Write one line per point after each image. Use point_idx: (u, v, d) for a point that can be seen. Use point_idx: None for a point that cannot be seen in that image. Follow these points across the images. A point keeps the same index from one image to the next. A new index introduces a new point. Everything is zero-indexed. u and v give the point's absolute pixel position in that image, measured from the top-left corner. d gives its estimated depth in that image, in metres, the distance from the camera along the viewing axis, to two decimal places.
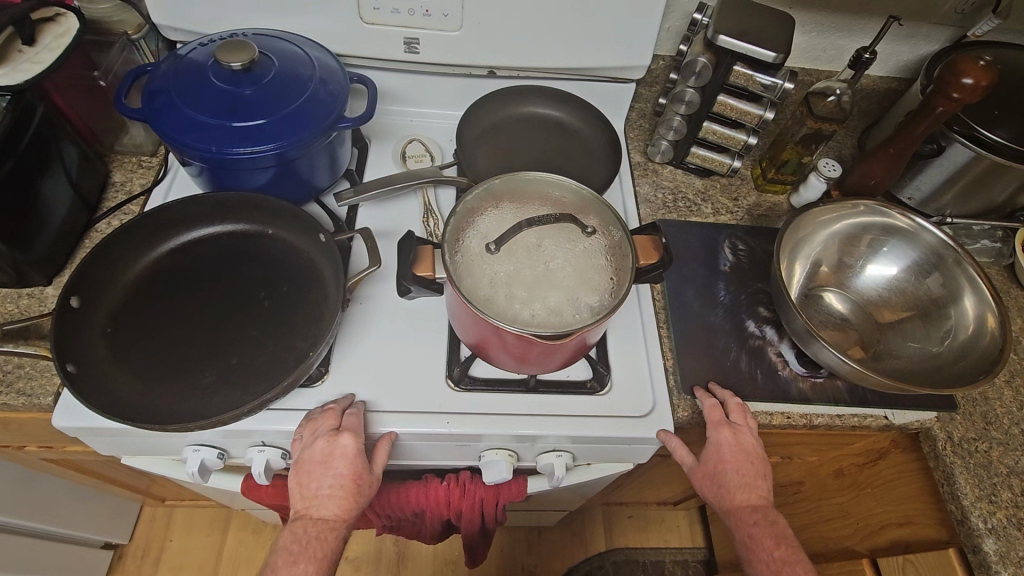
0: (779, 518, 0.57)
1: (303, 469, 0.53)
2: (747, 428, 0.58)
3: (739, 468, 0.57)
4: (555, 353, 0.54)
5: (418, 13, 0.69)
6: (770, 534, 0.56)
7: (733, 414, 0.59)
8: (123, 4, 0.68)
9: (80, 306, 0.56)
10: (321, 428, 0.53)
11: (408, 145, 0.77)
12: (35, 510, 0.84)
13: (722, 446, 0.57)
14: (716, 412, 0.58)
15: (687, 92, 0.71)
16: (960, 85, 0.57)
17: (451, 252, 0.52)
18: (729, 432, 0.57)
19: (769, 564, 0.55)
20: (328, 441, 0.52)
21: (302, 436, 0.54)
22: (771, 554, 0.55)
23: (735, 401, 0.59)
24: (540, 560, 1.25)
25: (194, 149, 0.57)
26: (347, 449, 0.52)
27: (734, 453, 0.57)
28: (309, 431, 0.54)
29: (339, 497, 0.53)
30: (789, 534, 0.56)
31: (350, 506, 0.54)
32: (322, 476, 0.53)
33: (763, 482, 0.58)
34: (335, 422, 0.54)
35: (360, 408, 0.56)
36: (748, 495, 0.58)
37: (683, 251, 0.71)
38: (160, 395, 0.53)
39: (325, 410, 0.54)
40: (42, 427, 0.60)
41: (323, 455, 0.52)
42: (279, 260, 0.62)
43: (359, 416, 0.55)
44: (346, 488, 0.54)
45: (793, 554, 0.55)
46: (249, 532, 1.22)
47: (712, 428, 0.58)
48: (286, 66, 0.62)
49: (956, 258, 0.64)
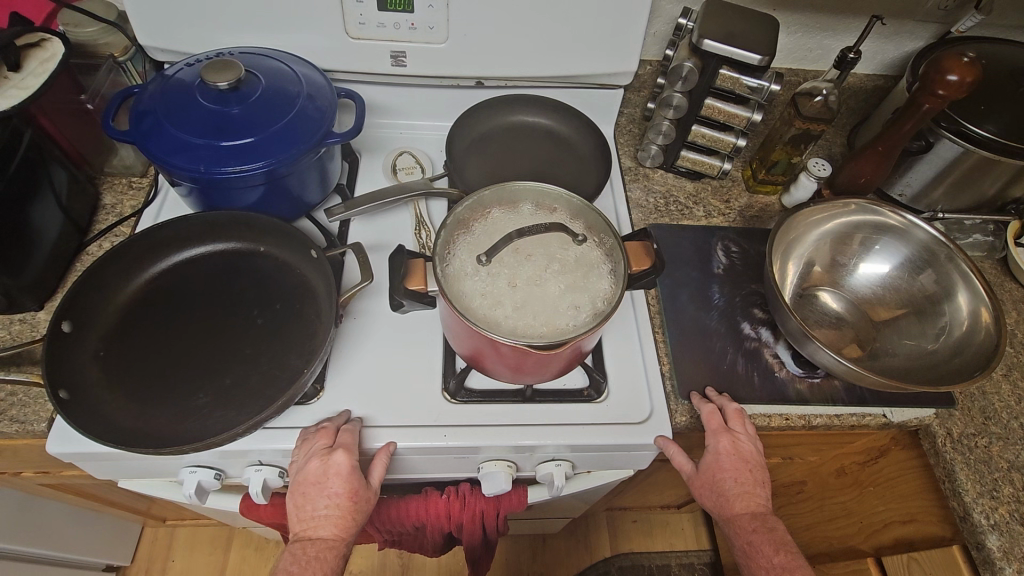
0: (779, 525, 0.57)
1: (299, 491, 0.53)
2: (746, 435, 0.58)
3: (738, 476, 0.57)
4: (550, 363, 0.54)
5: (403, 26, 0.69)
6: (770, 540, 0.55)
7: (733, 423, 0.58)
8: (109, 26, 0.68)
9: (72, 330, 0.55)
10: (315, 447, 0.53)
11: (398, 158, 0.77)
12: (34, 536, 0.84)
13: (720, 454, 0.57)
14: (715, 419, 0.58)
15: (674, 97, 0.70)
16: (945, 82, 0.58)
17: (442, 266, 0.52)
18: (728, 440, 0.57)
19: (769, 570, 0.55)
20: (321, 461, 0.52)
21: (296, 458, 0.54)
22: (771, 561, 0.55)
23: (733, 408, 0.59)
24: (546, 568, 1.24)
25: (183, 169, 0.57)
26: (340, 467, 0.52)
27: (732, 460, 0.57)
28: (303, 451, 0.54)
29: (336, 516, 0.53)
30: (789, 541, 0.55)
31: (347, 525, 0.53)
32: (317, 497, 0.53)
33: (762, 490, 0.58)
34: (328, 441, 0.53)
35: (354, 426, 0.55)
36: (747, 503, 0.57)
37: (676, 255, 0.71)
38: (154, 418, 0.52)
39: (318, 429, 0.54)
40: (37, 453, 0.60)
41: (318, 474, 0.52)
42: (271, 277, 0.62)
43: (354, 433, 0.54)
44: (342, 506, 0.53)
45: (792, 562, 0.54)
46: (251, 549, 1.22)
47: (712, 436, 0.58)
48: (273, 83, 0.62)
49: (948, 255, 0.64)
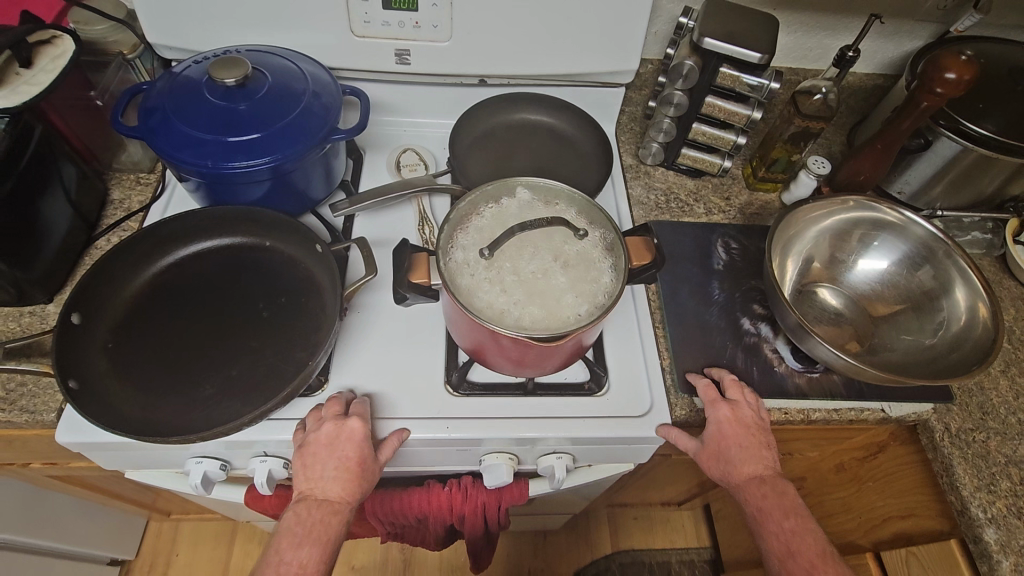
0: (788, 490, 0.57)
1: (309, 451, 0.53)
2: (744, 403, 0.59)
3: (741, 442, 0.57)
4: (552, 356, 0.54)
5: (407, 25, 0.70)
6: (779, 505, 0.56)
7: (729, 392, 0.60)
8: (118, 24, 0.69)
9: (80, 322, 0.56)
10: (326, 415, 0.55)
11: (402, 155, 0.78)
12: (40, 528, 0.85)
13: (721, 422, 0.58)
14: (712, 392, 0.59)
15: (674, 95, 0.72)
16: (943, 80, 0.58)
17: (445, 260, 0.53)
18: (728, 409, 0.58)
19: (779, 535, 0.55)
20: (334, 425, 0.54)
21: (306, 426, 0.55)
22: (781, 525, 0.55)
23: (730, 379, 0.60)
24: (546, 564, 1.24)
25: (190, 165, 0.58)
26: (353, 431, 0.53)
27: (733, 427, 0.57)
28: (314, 419, 0.55)
29: (344, 479, 0.54)
30: (799, 504, 0.56)
31: (353, 489, 0.54)
32: (327, 458, 0.53)
33: (768, 453, 0.58)
34: (339, 409, 0.55)
35: (365, 399, 0.57)
36: (755, 468, 0.57)
37: (676, 251, 0.72)
38: (161, 408, 0.53)
39: (330, 399, 0.56)
40: (46, 444, 0.61)
41: (329, 437, 0.53)
42: (276, 271, 0.63)
43: (366, 405, 0.56)
44: (351, 470, 0.54)
45: (803, 525, 0.55)
46: (254, 544, 1.22)
47: (711, 406, 0.58)
48: (279, 80, 0.63)
49: (946, 251, 0.64)
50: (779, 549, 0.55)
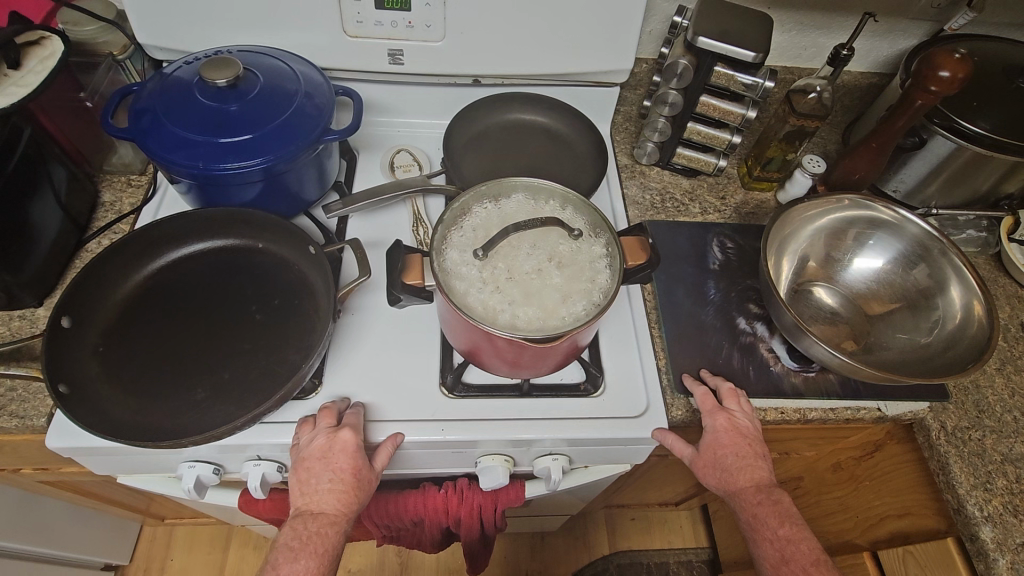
0: (783, 497, 0.57)
1: (303, 466, 0.53)
2: (741, 412, 0.59)
3: (738, 451, 0.57)
4: (547, 357, 0.54)
5: (401, 25, 0.70)
6: (775, 512, 0.55)
7: (727, 401, 0.59)
8: (108, 25, 0.69)
9: (71, 326, 0.56)
10: (320, 426, 0.54)
11: (396, 155, 0.78)
12: (32, 534, 0.84)
13: (718, 432, 0.57)
14: (708, 401, 0.59)
15: (669, 94, 0.72)
16: (937, 78, 0.58)
17: (439, 260, 0.52)
18: (725, 418, 0.58)
19: (773, 542, 0.55)
20: (328, 438, 0.53)
21: (300, 438, 0.54)
22: (776, 533, 0.55)
23: (726, 388, 0.60)
24: (544, 565, 1.24)
25: (181, 165, 0.57)
26: (346, 442, 0.53)
27: (731, 437, 0.57)
28: (308, 431, 0.54)
29: (340, 491, 0.53)
30: (794, 512, 0.56)
31: (349, 500, 0.53)
32: (322, 471, 0.52)
33: (763, 462, 0.58)
34: (333, 420, 0.54)
35: (359, 409, 0.56)
36: (750, 476, 0.57)
37: (672, 251, 0.72)
38: (152, 413, 0.53)
39: (323, 410, 0.55)
40: (36, 449, 0.60)
41: (322, 450, 0.52)
42: (270, 273, 0.62)
43: (359, 416, 0.55)
44: (345, 482, 0.53)
45: (797, 533, 0.55)
46: (250, 548, 1.22)
47: (707, 416, 0.58)
48: (271, 81, 0.63)
49: (942, 249, 0.64)
50: (773, 556, 0.55)
